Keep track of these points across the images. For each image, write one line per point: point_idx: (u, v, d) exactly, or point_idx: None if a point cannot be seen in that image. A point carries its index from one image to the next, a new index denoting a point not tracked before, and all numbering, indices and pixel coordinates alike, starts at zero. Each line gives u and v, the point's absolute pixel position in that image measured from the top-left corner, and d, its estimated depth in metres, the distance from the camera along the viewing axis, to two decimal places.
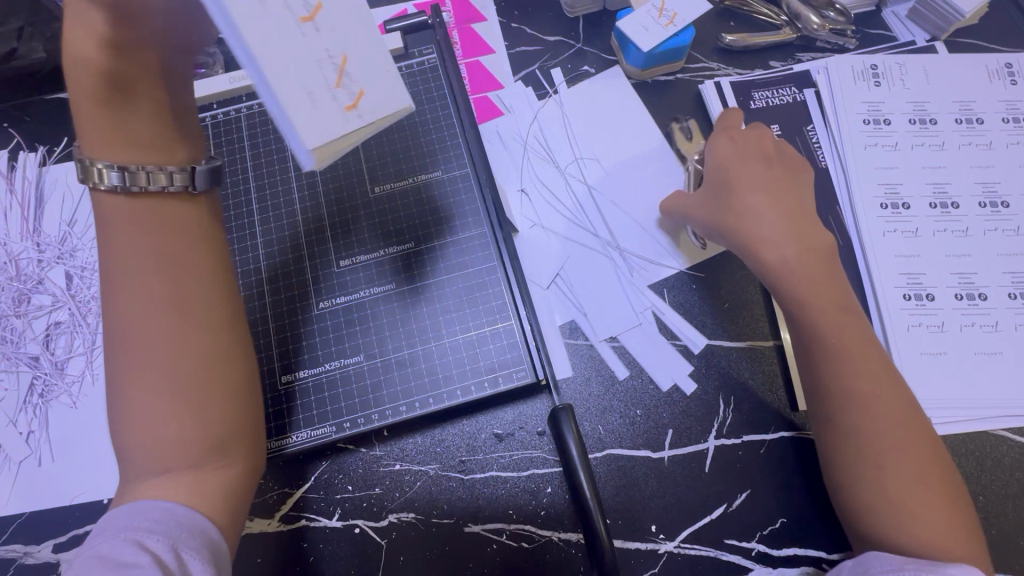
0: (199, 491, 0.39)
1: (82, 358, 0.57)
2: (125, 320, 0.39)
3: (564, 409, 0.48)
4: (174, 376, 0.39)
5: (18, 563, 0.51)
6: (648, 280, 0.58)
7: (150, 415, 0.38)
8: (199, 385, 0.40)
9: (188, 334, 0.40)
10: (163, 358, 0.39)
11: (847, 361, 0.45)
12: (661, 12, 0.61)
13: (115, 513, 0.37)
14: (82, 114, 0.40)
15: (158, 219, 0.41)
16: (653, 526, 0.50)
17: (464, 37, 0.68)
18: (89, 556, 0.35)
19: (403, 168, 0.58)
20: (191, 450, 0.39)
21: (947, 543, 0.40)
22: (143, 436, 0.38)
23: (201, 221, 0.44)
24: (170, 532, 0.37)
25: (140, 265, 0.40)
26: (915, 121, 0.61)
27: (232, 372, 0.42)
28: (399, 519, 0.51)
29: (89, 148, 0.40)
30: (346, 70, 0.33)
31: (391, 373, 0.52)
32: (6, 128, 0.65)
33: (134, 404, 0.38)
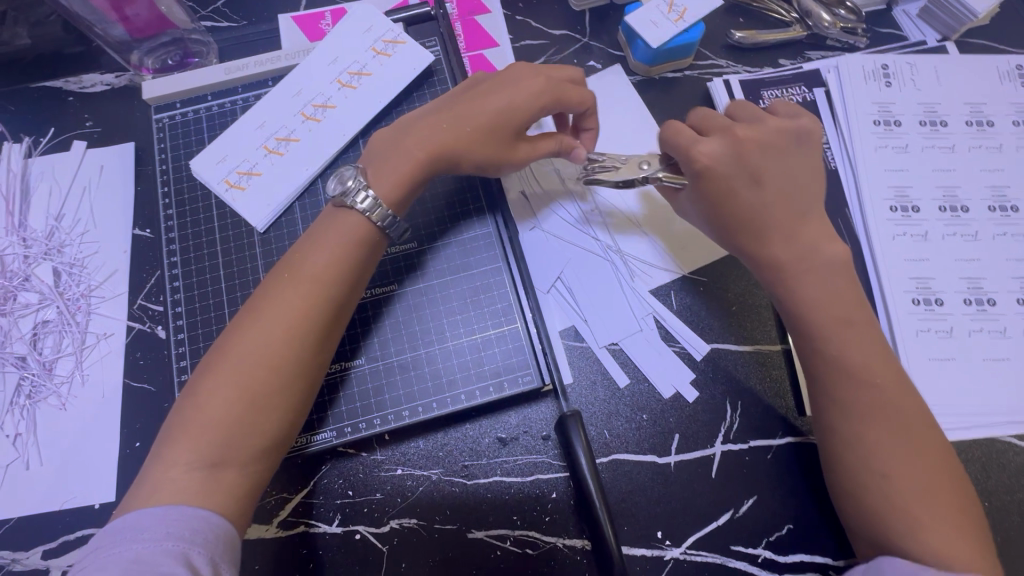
0: (236, 496, 0.38)
1: (71, 358, 0.55)
2: (267, 313, 0.41)
3: (571, 415, 0.47)
4: (262, 373, 0.39)
5: (6, 569, 0.49)
6: (648, 286, 0.56)
7: (217, 390, 0.38)
8: (272, 395, 0.39)
9: (295, 341, 0.40)
10: (269, 355, 0.39)
11: (846, 366, 0.44)
12: (670, 7, 0.60)
13: (146, 513, 0.35)
14: (398, 171, 0.46)
15: (331, 230, 0.44)
16: (659, 533, 0.49)
17: (467, 30, 0.66)
18: (123, 560, 0.33)
19: None
20: (237, 446, 0.38)
21: (958, 551, 0.39)
22: (202, 408, 0.38)
23: (369, 252, 0.45)
24: (211, 546, 0.35)
25: (309, 269, 0.43)
26: (925, 123, 0.60)
27: (300, 397, 0.41)
28: (401, 525, 0.50)
29: (378, 182, 0.46)
30: (247, 175, 0.55)
31: (395, 378, 0.51)
32: None
33: (217, 372, 0.39)
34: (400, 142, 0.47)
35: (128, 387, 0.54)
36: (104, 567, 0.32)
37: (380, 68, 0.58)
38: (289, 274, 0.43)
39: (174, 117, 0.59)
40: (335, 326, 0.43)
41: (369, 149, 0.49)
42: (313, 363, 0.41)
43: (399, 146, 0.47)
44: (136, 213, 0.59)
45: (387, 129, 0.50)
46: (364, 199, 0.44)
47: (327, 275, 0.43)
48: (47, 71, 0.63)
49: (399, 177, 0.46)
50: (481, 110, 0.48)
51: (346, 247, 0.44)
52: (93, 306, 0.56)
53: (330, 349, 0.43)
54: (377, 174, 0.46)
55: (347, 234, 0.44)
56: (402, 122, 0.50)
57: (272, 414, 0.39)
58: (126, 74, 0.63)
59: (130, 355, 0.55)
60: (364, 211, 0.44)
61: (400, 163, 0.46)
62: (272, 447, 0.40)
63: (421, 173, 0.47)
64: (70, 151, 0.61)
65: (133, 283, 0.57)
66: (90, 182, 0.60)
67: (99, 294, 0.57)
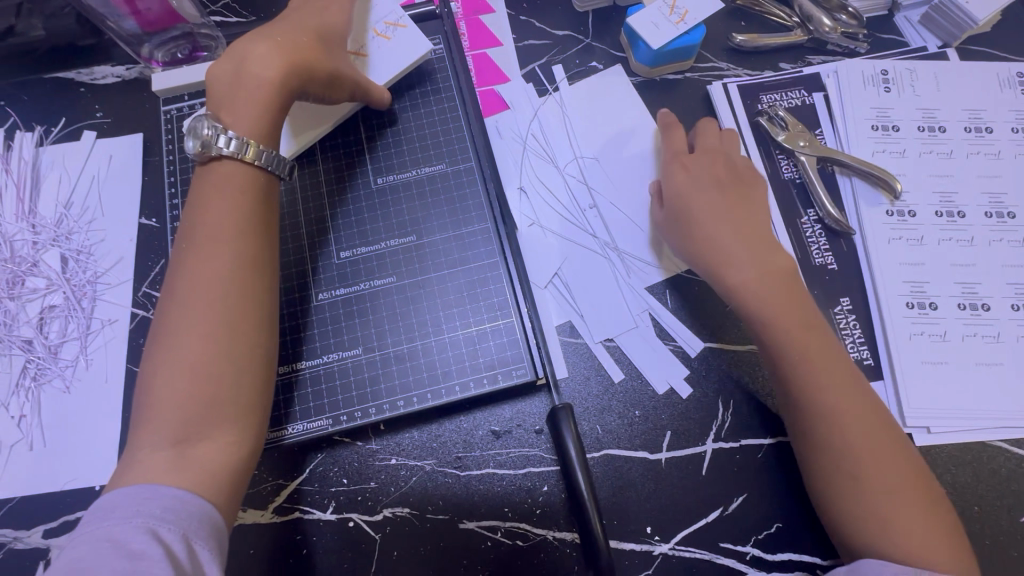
0: (208, 476, 0.37)
1: (76, 343, 0.56)
2: (187, 286, 0.40)
3: (563, 409, 0.48)
4: (199, 333, 0.38)
5: (7, 547, 0.50)
6: (644, 283, 0.57)
7: (164, 375, 0.38)
8: (214, 361, 0.38)
9: (221, 289, 0.40)
10: (198, 314, 0.39)
11: (812, 373, 0.46)
12: (672, 9, 0.60)
13: (122, 495, 0.35)
14: (252, 99, 0.44)
15: (229, 189, 0.42)
16: (648, 528, 0.50)
17: (471, 29, 0.67)
18: (95, 539, 0.33)
19: (406, 159, 0.57)
20: (207, 422, 0.38)
21: (923, 550, 0.42)
22: (156, 395, 0.37)
23: (267, 207, 0.44)
24: (182, 522, 0.35)
25: (208, 224, 0.41)
26: (924, 128, 0.60)
27: (245, 356, 0.39)
28: (394, 514, 0.51)
29: (237, 122, 0.44)
30: None
31: (390, 368, 0.52)
32: (4, 107, 0.63)
33: (158, 358, 0.38)
34: (241, 73, 0.45)
35: (130, 372, 0.55)
36: (77, 546, 0.33)
37: (378, 50, 0.57)
38: (198, 244, 0.41)
39: (183, 109, 0.60)
40: (262, 280, 0.42)
41: (209, 95, 0.45)
42: (249, 306, 0.40)
43: (244, 74, 0.44)
44: (143, 203, 0.60)
45: (218, 65, 0.45)
46: (227, 142, 0.43)
47: (234, 232, 0.41)
48: (60, 62, 0.64)
49: (256, 104, 0.44)
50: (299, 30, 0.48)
51: (241, 202, 0.42)
52: (98, 293, 0.57)
53: (266, 304, 0.42)
54: (230, 116, 0.44)
55: (234, 188, 0.43)
56: (230, 53, 0.46)
57: (230, 369, 0.39)
58: (136, 66, 0.64)
59: (134, 341, 0.56)
60: (234, 155, 0.43)
61: (248, 94, 0.44)
62: (242, 412, 0.39)
63: (281, 98, 0.45)
64: (80, 141, 0.62)
65: (139, 270, 0.58)
66: (99, 171, 0.61)
67: (105, 280, 0.58)
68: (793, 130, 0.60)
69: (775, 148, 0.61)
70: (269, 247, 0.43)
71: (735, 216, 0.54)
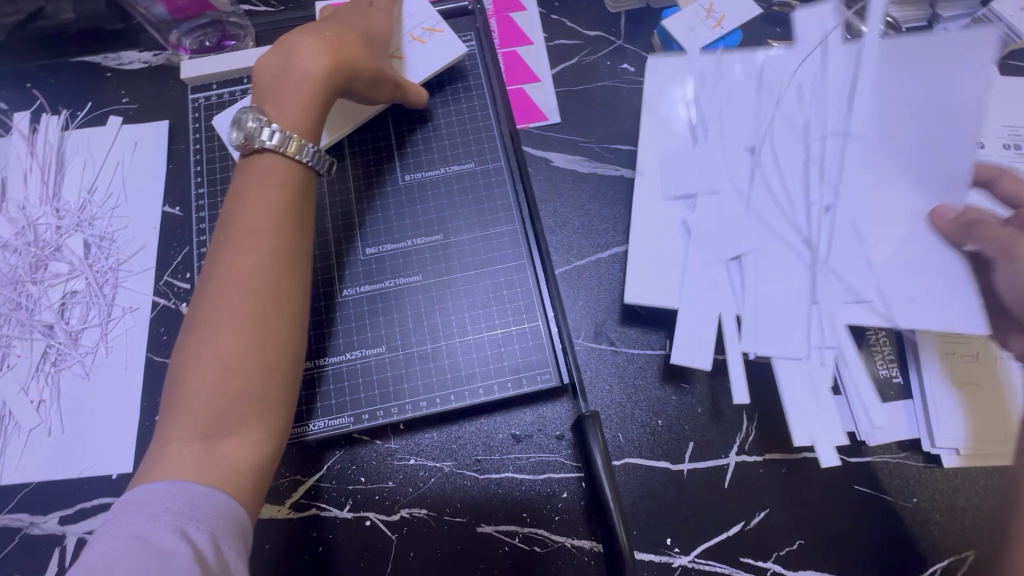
0: (234, 474, 0.37)
1: (97, 329, 0.56)
2: (222, 278, 0.39)
3: (590, 416, 0.47)
4: (230, 327, 0.38)
5: (23, 532, 0.50)
6: (849, 319, 0.49)
7: (195, 369, 0.37)
8: (245, 356, 0.38)
9: (255, 283, 0.39)
10: (231, 308, 0.38)
11: None
12: (708, 13, 0.59)
13: (150, 489, 0.35)
14: (300, 93, 0.44)
15: (269, 181, 0.42)
16: (668, 540, 0.49)
17: (502, 25, 0.65)
18: (123, 535, 0.33)
19: (435, 157, 0.57)
20: (236, 420, 0.37)
21: None
22: (185, 389, 0.37)
23: (304, 201, 0.43)
24: (209, 522, 0.34)
25: (246, 216, 0.41)
26: None
27: (276, 352, 0.39)
28: (411, 514, 0.50)
29: (283, 116, 0.43)
30: None
31: (414, 367, 0.51)
32: (30, 89, 0.63)
33: (189, 352, 0.38)
34: (285, 64, 0.44)
35: (150, 360, 0.55)
36: (106, 542, 0.32)
37: (414, 53, 0.57)
38: (235, 236, 0.40)
39: (210, 98, 0.60)
40: (297, 275, 0.41)
41: (256, 87, 0.45)
42: (282, 302, 0.40)
43: (291, 67, 0.44)
44: (166, 190, 0.60)
45: (266, 58, 0.45)
46: (270, 134, 0.42)
47: (272, 225, 0.41)
48: (87, 46, 0.64)
49: (304, 98, 0.44)
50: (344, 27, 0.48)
51: (279, 195, 0.42)
52: (121, 280, 0.57)
53: (299, 299, 0.41)
54: (277, 110, 0.43)
55: (273, 182, 0.42)
56: (276, 47, 0.46)
57: (261, 365, 0.38)
58: (163, 53, 0.64)
59: (154, 330, 0.56)
60: (277, 148, 0.42)
61: (295, 88, 0.44)
62: (270, 409, 0.39)
63: (327, 94, 0.45)
64: (105, 126, 0.62)
65: (161, 259, 0.58)
66: (124, 157, 0.61)
67: (127, 268, 0.57)
68: None
69: None
70: (304, 240, 0.42)
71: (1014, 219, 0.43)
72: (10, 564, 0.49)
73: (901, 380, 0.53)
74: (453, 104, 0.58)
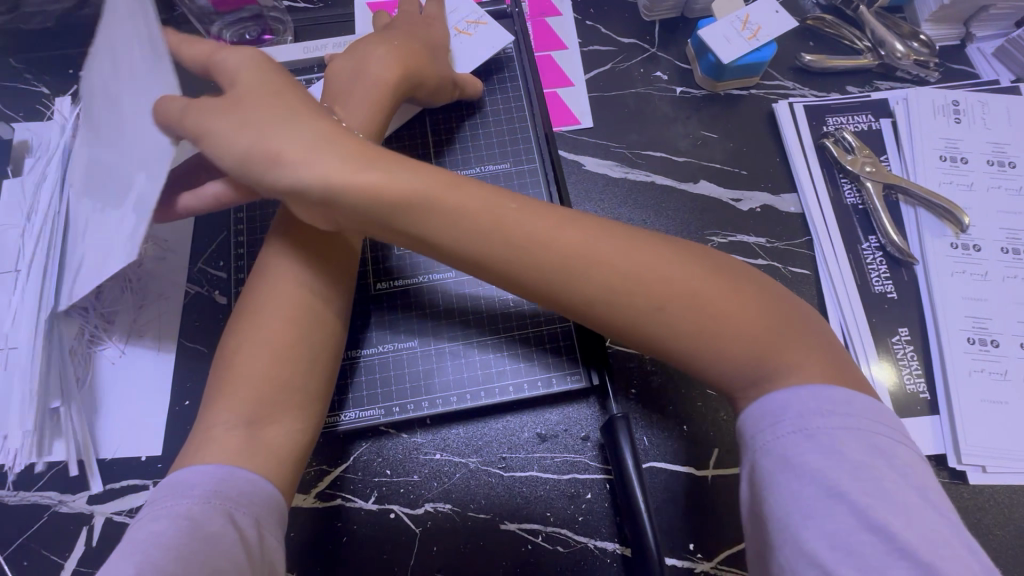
0: (278, 459, 0.39)
1: (129, 313, 0.56)
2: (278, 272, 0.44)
3: (620, 419, 0.48)
4: (282, 316, 0.42)
5: (52, 510, 0.51)
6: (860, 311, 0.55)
7: (246, 354, 0.41)
8: (296, 344, 0.42)
9: (312, 272, 0.45)
10: (282, 298, 0.43)
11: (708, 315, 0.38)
12: (745, 25, 0.60)
13: (198, 471, 0.36)
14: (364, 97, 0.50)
15: None
16: (691, 545, 0.49)
17: (538, 29, 0.66)
18: (174, 515, 0.34)
19: (470, 156, 0.58)
20: (278, 407, 0.40)
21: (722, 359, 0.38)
22: (236, 373, 0.41)
23: None
24: (255, 507, 0.36)
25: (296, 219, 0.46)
26: (993, 162, 0.59)
27: (323, 341, 0.43)
28: (436, 508, 0.50)
29: (350, 114, 0.50)
30: None
31: (444, 363, 0.52)
32: (74, 75, 0.64)
33: (242, 339, 0.42)
34: (357, 68, 0.52)
35: (182, 346, 0.55)
36: (157, 521, 0.33)
37: (461, 45, 0.59)
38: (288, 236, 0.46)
39: None
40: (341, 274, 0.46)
41: (328, 87, 0.52)
42: (330, 296, 0.45)
43: (363, 72, 0.52)
44: None
45: (341, 62, 0.53)
46: None
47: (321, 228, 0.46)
48: None
49: (368, 101, 0.50)
50: (409, 39, 0.54)
51: None
52: (154, 266, 0.58)
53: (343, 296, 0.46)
54: (344, 108, 0.50)
55: None
56: (352, 53, 0.54)
57: (308, 354, 0.42)
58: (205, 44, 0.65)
59: (188, 317, 0.56)
60: None
61: (360, 90, 0.51)
62: (315, 397, 0.42)
63: (388, 100, 0.51)
64: None
65: (195, 247, 0.59)
66: None
67: (161, 255, 0.58)
68: (858, 156, 0.59)
69: (838, 172, 0.60)
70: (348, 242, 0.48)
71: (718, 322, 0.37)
72: (42, 542, 0.50)
73: (928, 395, 0.53)
74: (489, 106, 0.59)
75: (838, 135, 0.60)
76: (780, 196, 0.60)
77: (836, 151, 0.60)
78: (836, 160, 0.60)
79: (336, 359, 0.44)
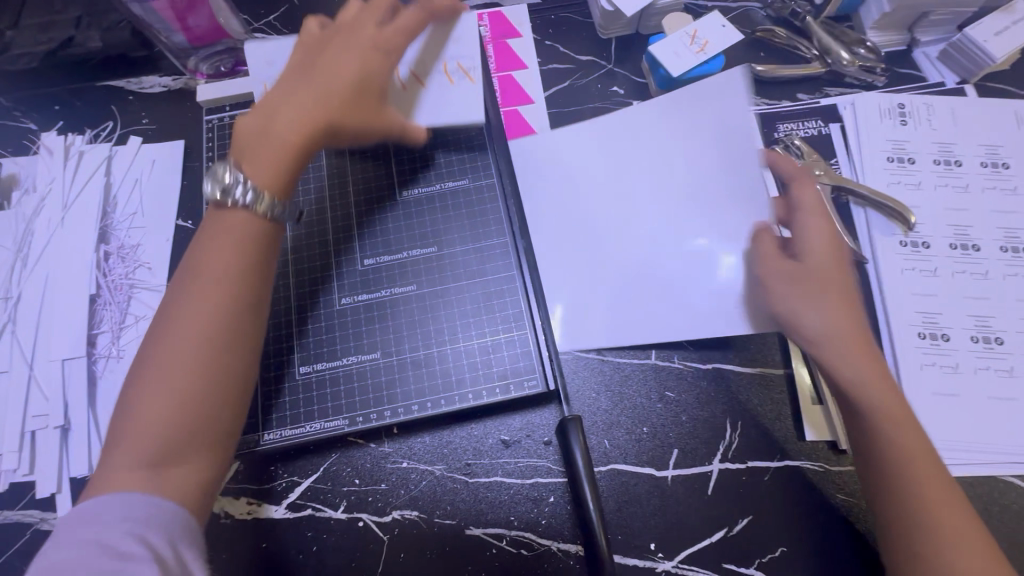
0: (183, 494, 0.40)
1: (110, 336, 0.59)
2: (180, 312, 0.41)
3: (573, 422, 0.49)
4: (185, 362, 0.40)
5: (34, 527, 0.53)
6: None
7: (148, 400, 0.39)
8: (197, 390, 0.40)
9: (217, 306, 0.42)
10: (182, 343, 0.40)
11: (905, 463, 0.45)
12: (693, 39, 0.62)
13: (103, 504, 0.37)
14: (276, 146, 0.46)
15: (230, 225, 0.44)
16: (652, 545, 0.50)
17: (499, 51, 0.69)
18: (81, 543, 0.36)
19: (433, 173, 0.60)
20: (184, 449, 0.40)
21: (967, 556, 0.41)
22: (135, 417, 0.39)
23: (260, 238, 0.45)
24: (167, 531, 0.38)
25: (203, 259, 0.43)
26: (940, 161, 0.61)
27: (232, 385, 0.41)
28: (402, 516, 0.52)
29: (254, 171, 0.45)
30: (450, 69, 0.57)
31: (407, 372, 0.54)
32: (59, 112, 0.68)
33: (143, 383, 0.40)
34: (268, 126, 0.46)
35: None
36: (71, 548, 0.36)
37: (436, 84, 0.57)
38: (193, 277, 0.43)
39: (224, 119, 0.64)
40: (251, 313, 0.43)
41: (235, 141, 0.47)
42: (237, 337, 0.42)
43: (274, 123, 0.46)
44: (181, 204, 0.64)
45: (249, 117, 0.47)
46: (242, 192, 0.44)
47: (229, 265, 0.43)
48: (113, 72, 0.69)
49: (275, 155, 0.46)
50: (338, 76, 0.49)
51: (234, 236, 0.44)
52: (135, 289, 0.60)
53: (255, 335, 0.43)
54: (252, 164, 0.45)
55: (232, 219, 0.44)
56: (258, 108, 0.48)
57: (212, 400, 0.40)
58: (182, 77, 0.69)
59: None
60: (248, 205, 0.44)
61: (277, 135, 0.46)
62: (225, 434, 0.41)
63: (300, 153, 0.47)
64: (126, 145, 0.66)
65: (173, 268, 0.61)
66: (142, 174, 0.65)
67: (141, 279, 0.61)
68: (808, 160, 0.61)
69: None
70: (259, 275, 0.44)
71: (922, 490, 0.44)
72: (24, 558, 0.52)
73: None
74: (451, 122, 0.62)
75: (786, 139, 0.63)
76: None
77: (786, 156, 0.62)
78: None
79: (246, 398, 0.43)
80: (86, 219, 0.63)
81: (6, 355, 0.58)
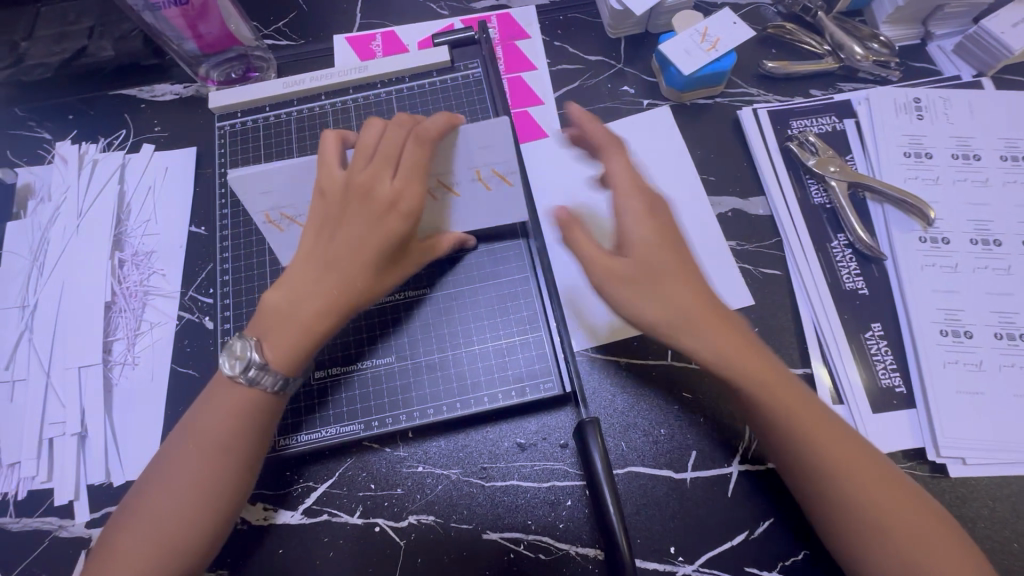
0: None
1: (125, 343, 0.59)
2: (179, 465, 0.44)
3: (590, 425, 0.48)
4: (169, 516, 0.42)
5: (53, 535, 0.53)
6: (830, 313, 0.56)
7: (129, 538, 0.42)
8: (171, 548, 0.42)
9: (202, 492, 0.43)
10: (172, 498, 0.43)
11: (858, 496, 0.40)
12: (704, 37, 0.62)
13: None
14: (294, 326, 0.44)
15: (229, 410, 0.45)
16: (672, 548, 0.50)
17: (508, 53, 0.69)
18: None
19: None
20: None
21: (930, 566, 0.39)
22: (116, 549, 0.42)
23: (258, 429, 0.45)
24: None
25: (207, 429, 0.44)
26: (958, 156, 0.60)
27: (198, 550, 0.43)
28: (419, 520, 0.51)
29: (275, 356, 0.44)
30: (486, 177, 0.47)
31: (422, 376, 0.54)
32: (72, 121, 0.69)
33: (132, 519, 0.43)
34: (291, 304, 0.45)
35: (175, 372, 0.58)
36: None
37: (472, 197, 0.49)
38: (196, 437, 0.44)
39: (235, 125, 0.64)
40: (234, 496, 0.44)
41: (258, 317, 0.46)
42: (213, 516, 0.43)
43: (292, 309, 0.45)
44: (194, 211, 0.64)
45: (276, 290, 0.46)
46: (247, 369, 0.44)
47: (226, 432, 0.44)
48: (125, 81, 0.69)
49: (293, 341, 0.44)
50: (352, 250, 0.44)
51: (236, 425, 0.44)
52: (149, 296, 0.60)
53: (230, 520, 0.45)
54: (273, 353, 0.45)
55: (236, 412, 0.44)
56: (279, 284, 0.46)
57: (181, 554, 0.42)
58: (194, 85, 0.69)
59: (179, 344, 0.59)
60: (265, 388, 0.45)
61: (297, 317, 0.45)
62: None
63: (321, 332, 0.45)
64: (139, 153, 0.67)
65: (186, 275, 0.61)
66: (155, 181, 0.65)
67: (154, 287, 0.61)
68: (823, 156, 0.60)
69: (805, 173, 0.61)
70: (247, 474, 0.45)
71: (880, 514, 0.40)
72: (42, 565, 0.52)
73: (904, 389, 0.53)
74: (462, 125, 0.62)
75: (801, 135, 0.62)
76: (747, 199, 0.61)
77: (801, 151, 0.61)
78: (800, 163, 0.61)
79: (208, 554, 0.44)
80: (99, 227, 0.63)
81: (23, 363, 0.58)
